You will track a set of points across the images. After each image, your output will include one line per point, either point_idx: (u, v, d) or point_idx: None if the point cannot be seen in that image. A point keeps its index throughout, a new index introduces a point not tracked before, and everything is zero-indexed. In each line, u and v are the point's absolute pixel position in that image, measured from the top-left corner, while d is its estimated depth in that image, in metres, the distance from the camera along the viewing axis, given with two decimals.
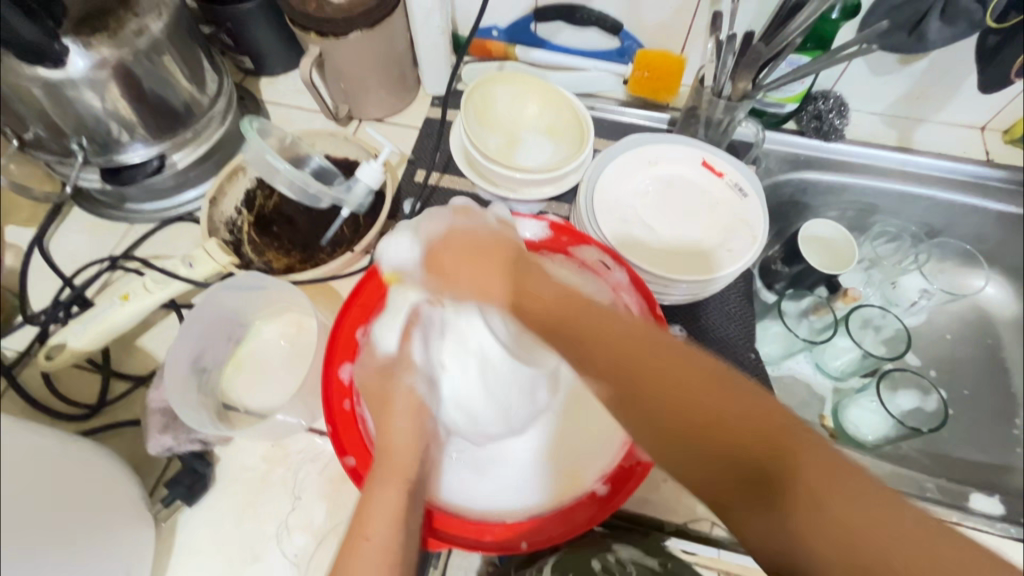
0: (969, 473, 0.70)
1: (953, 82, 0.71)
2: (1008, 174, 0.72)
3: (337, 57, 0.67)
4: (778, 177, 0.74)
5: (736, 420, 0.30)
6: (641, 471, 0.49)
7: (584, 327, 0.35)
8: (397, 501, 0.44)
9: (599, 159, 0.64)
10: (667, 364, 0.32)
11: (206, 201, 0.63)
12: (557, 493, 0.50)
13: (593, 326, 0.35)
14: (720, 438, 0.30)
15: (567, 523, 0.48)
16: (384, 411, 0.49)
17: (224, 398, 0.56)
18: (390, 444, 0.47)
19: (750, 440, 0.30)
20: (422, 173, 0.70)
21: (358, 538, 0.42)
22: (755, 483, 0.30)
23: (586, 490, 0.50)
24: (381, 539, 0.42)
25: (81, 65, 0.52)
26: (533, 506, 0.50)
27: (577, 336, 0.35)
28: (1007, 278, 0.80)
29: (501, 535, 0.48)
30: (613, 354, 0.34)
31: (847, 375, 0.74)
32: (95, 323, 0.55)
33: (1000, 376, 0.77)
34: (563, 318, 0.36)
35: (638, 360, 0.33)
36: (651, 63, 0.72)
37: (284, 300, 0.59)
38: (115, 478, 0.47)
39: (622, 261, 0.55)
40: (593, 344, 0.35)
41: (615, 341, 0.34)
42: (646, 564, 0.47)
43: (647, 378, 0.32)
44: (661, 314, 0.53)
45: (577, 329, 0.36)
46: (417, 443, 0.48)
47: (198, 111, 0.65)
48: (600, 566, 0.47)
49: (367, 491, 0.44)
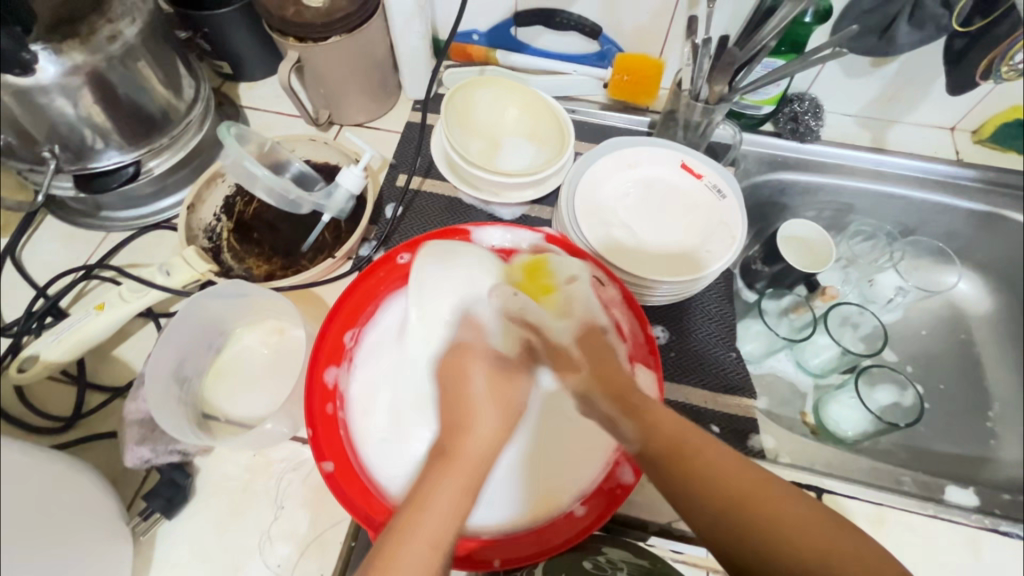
0: (946, 464, 0.72)
1: (923, 83, 0.72)
2: (978, 174, 0.74)
3: (315, 62, 0.66)
4: (757, 178, 0.75)
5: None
6: (623, 493, 0.49)
7: (776, 501, 0.38)
8: (459, 496, 0.40)
9: (580, 163, 0.64)
10: (854, 538, 0.37)
11: (183, 208, 0.62)
12: (533, 510, 0.51)
13: (781, 499, 0.38)
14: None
15: (544, 543, 0.48)
16: (468, 410, 0.45)
17: (206, 408, 0.56)
18: (467, 438, 0.44)
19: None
20: (403, 177, 0.70)
21: (415, 524, 0.38)
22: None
23: (564, 510, 0.50)
24: (440, 526, 0.38)
25: (52, 72, 0.52)
26: (510, 522, 0.50)
27: (766, 508, 0.38)
28: (980, 274, 0.82)
29: (476, 548, 0.48)
30: (814, 531, 0.37)
31: (826, 371, 0.76)
32: (69, 333, 0.54)
33: (974, 370, 0.79)
34: (749, 489, 0.38)
35: (835, 536, 0.37)
36: (630, 66, 0.72)
37: (267, 307, 0.59)
38: (93, 492, 0.47)
39: (616, 279, 0.56)
40: (796, 525, 0.37)
41: (807, 513, 0.38)
42: (636, 563, 0.48)
43: (848, 557, 0.36)
44: (651, 336, 0.54)
45: (770, 500, 0.38)
46: (494, 452, 0.44)
47: (175, 117, 0.64)
48: (591, 566, 0.48)
49: (428, 483, 0.41)
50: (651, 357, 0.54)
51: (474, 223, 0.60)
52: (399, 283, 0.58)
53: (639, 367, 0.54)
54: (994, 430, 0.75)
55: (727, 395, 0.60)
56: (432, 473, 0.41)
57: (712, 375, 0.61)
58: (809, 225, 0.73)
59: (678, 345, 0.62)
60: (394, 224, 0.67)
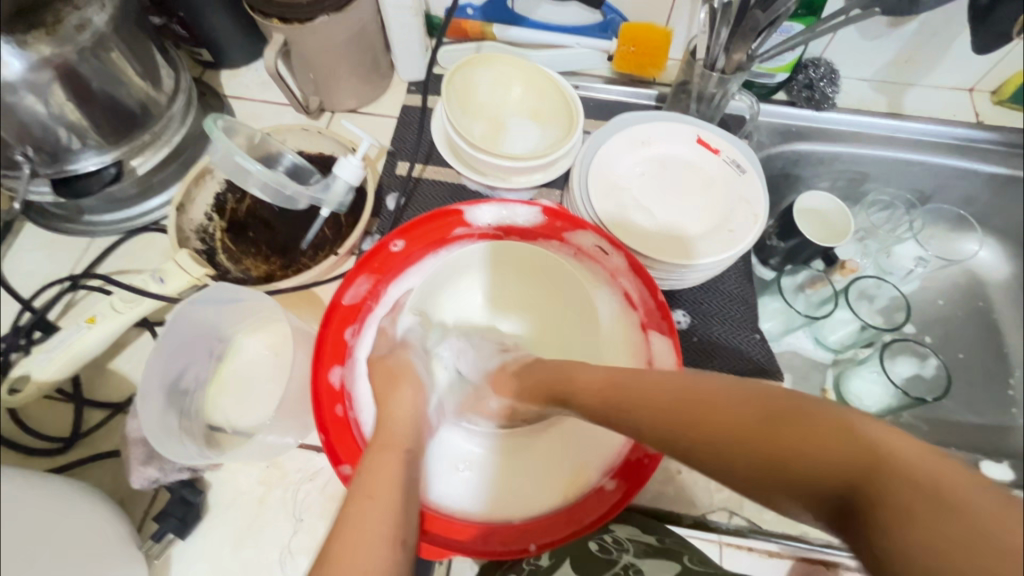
0: (968, 436, 0.72)
1: (944, 43, 0.69)
2: (998, 136, 0.72)
3: (303, 45, 0.61)
4: (771, 150, 0.71)
5: (889, 457, 0.24)
6: (650, 462, 0.47)
7: (646, 390, 0.36)
8: (399, 472, 0.42)
9: (590, 143, 0.61)
10: (763, 401, 0.30)
11: (173, 208, 0.58)
12: (565, 490, 0.49)
13: (663, 389, 0.35)
14: (895, 507, 0.23)
15: (577, 522, 0.47)
16: (383, 399, 0.48)
17: (209, 421, 0.53)
18: (387, 420, 0.46)
19: (924, 490, 0.23)
20: (404, 165, 0.66)
21: (359, 499, 0.39)
22: (965, 551, 0.21)
23: (594, 486, 0.49)
24: (385, 501, 0.39)
25: (17, 67, 0.47)
26: (540, 506, 0.49)
27: (657, 401, 0.34)
28: (997, 240, 0.80)
29: (511, 535, 0.47)
30: (689, 404, 0.32)
31: (846, 347, 0.73)
32: (60, 351, 0.50)
33: (993, 337, 0.78)
34: (639, 385, 0.36)
35: (731, 408, 0.30)
36: (635, 36, 0.68)
37: (262, 310, 0.55)
38: (99, 517, 0.44)
39: (619, 247, 0.54)
40: (659, 408, 0.34)
41: (695, 393, 0.33)
42: (642, 540, 0.48)
43: (736, 429, 0.29)
44: (662, 301, 0.52)
45: (638, 400, 0.36)
46: (414, 425, 0.47)
47: (155, 112, 0.59)
48: (597, 547, 0.48)
49: (367, 462, 0.42)
50: (663, 323, 0.52)
51: (466, 201, 0.57)
52: (393, 273, 0.56)
53: (653, 334, 0.52)
54: (1015, 398, 0.75)
55: (755, 378, 0.58)
56: (369, 454, 0.43)
57: (735, 360, 0.59)
58: (829, 199, 0.70)
59: (700, 329, 0.60)
60: (396, 216, 0.64)
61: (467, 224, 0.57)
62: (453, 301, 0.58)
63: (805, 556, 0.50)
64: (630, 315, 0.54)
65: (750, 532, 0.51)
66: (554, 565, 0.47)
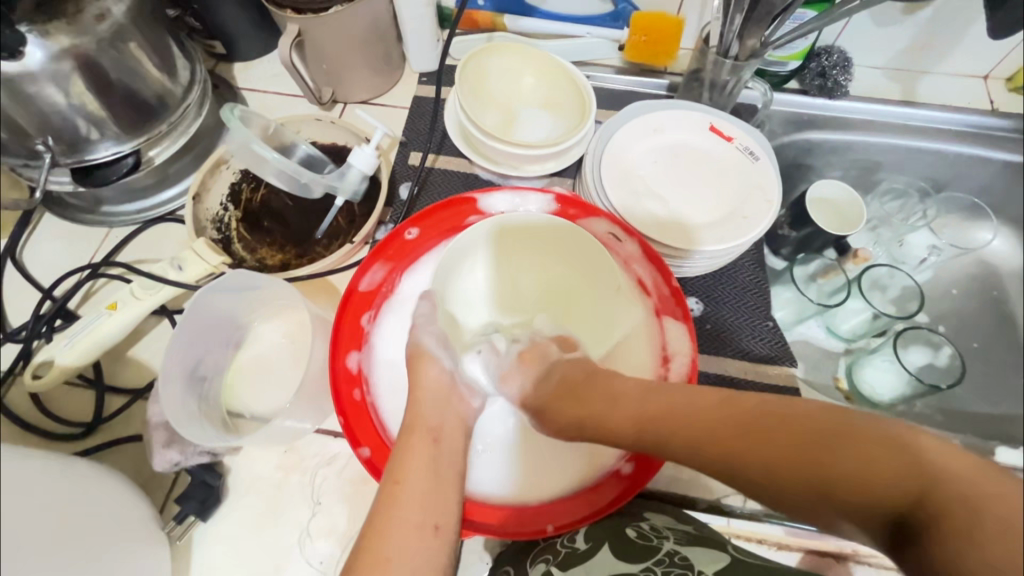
0: (982, 425, 0.72)
1: (958, 30, 0.68)
2: (1013, 124, 0.71)
3: (316, 36, 0.62)
4: (784, 139, 0.72)
5: (930, 466, 0.30)
6: None
7: (690, 414, 0.39)
8: (428, 456, 0.44)
9: (602, 132, 0.61)
10: (809, 425, 0.34)
11: (189, 198, 0.59)
12: (582, 473, 0.50)
13: (709, 409, 0.38)
14: (949, 513, 0.29)
15: (594, 504, 0.48)
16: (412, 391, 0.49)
17: (229, 407, 0.54)
18: (414, 408, 0.48)
19: (966, 494, 0.29)
20: (417, 155, 0.67)
21: (392, 485, 0.42)
22: (1001, 541, 0.27)
23: (610, 468, 0.49)
24: (417, 486, 0.42)
25: (39, 57, 0.48)
26: (557, 488, 0.49)
27: (702, 421, 0.38)
28: (1011, 229, 0.80)
29: (528, 516, 0.48)
30: (739, 426, 0.36)
31: (857, 336, 0.73)
32: (82, 336, 0.51)
33: (1008, 326, 0.77)
34: (679, 409, 0.40)
35: (783, 430, 0.35)
36: (647, 25, 0.68)
37: (277, 298, 0.55)
38: (123, 498, 0.45)
39: (634, 234, 0.54)
40: (709, 429, 0.37)
41: (743, 415, 0.37)
42: (681, 529, 0.46)
43: (795, 446, 0.34)
44: (677, 288, 0.53)
45: (683, 422, 0.39)
46: (443, 410, 0.48)
47: (171, 103, 0.60)
48: (636, 534, 0.44)
49: (398, 449, 0.44)
50: (678, 309, 0.53)
51: (480, 190, 0.57)
52: (409, 261, 0.56)
53: (667, 322, 0.53)
54: None
55: (768, 365, 0.58)
56: (400, 441, 0.45)
57: (748, 347, 0.59)
58: (846, 188, 0.69)
59: (712, 316, 0.60)
60: (409, 205, 0.64)
61: (481, 212, 0.58)
62: (466, 288, 0.57)
63: (814, 547, 0.49)
64: (644, 303, 0.54)
65: (767, 517, 0.51)
66: (593, 548, 0.43)
